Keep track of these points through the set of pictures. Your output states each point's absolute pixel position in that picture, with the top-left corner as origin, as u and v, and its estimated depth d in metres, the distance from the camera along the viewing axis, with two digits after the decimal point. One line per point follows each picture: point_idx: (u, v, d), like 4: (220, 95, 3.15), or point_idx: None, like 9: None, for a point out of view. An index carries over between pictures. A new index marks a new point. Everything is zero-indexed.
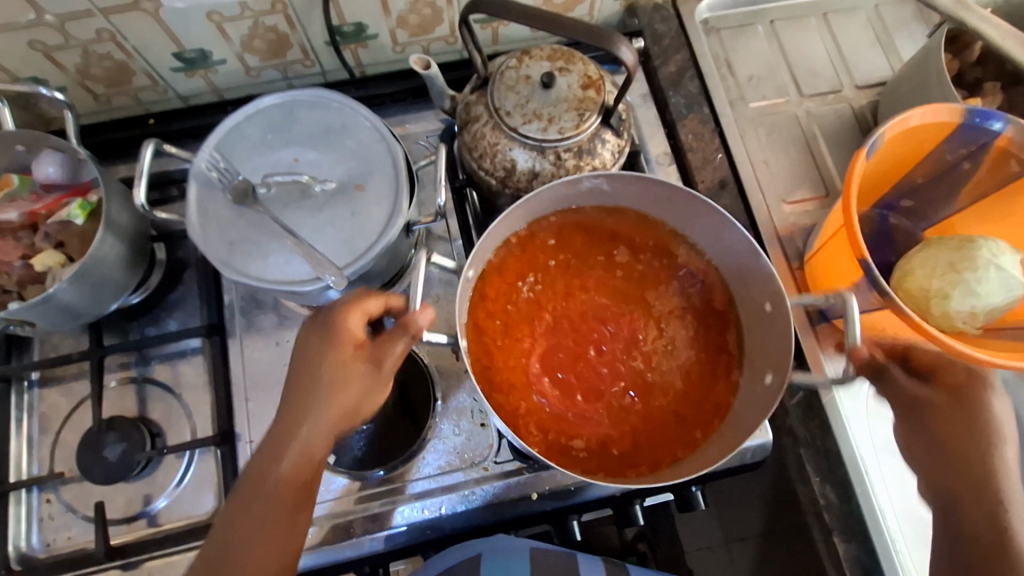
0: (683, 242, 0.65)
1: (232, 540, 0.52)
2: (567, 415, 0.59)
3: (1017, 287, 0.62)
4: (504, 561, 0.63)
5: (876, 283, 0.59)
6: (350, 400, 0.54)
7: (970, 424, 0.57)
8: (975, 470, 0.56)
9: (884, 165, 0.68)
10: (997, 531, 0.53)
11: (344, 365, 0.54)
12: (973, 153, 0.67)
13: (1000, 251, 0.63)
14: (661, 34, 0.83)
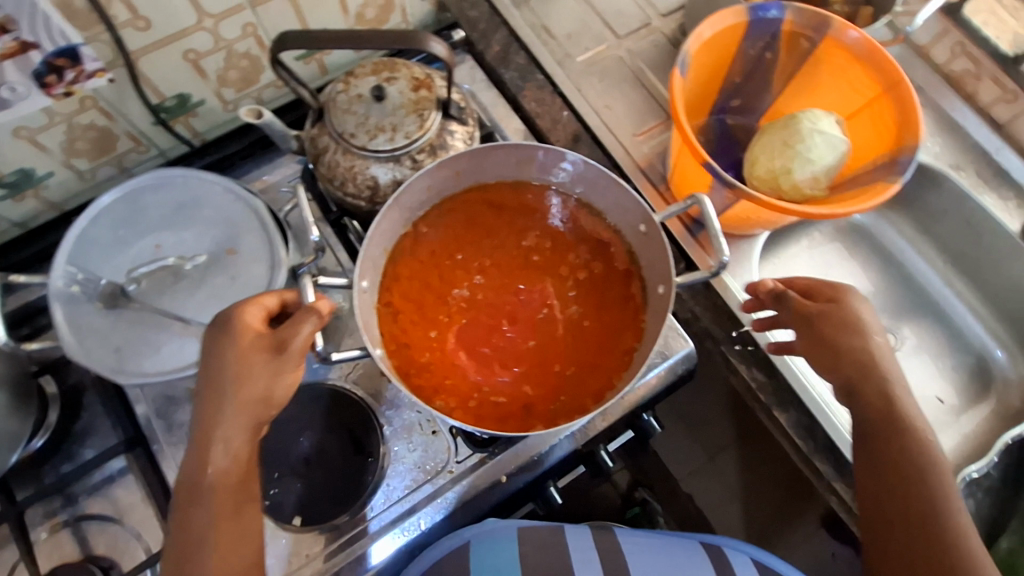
0: (579, 204, 0.65)
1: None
2: (484, 379, 0.59)
3: (839, 143, 0.70)
4: (490, 543, 0.64)
5: (725, 181, 0.65)
6: (259, 387, 0.53)
7: (850, 325, 0.62)
8: (859, 364, 0.62)
9: (703, 76, 0.75)
10: (889, 414, 0.60)
11: (252, 349, 0.54)
12: (769, 42, 0.74)
13: (817, 118, 0.71)
14: (475, 20, 0.87)
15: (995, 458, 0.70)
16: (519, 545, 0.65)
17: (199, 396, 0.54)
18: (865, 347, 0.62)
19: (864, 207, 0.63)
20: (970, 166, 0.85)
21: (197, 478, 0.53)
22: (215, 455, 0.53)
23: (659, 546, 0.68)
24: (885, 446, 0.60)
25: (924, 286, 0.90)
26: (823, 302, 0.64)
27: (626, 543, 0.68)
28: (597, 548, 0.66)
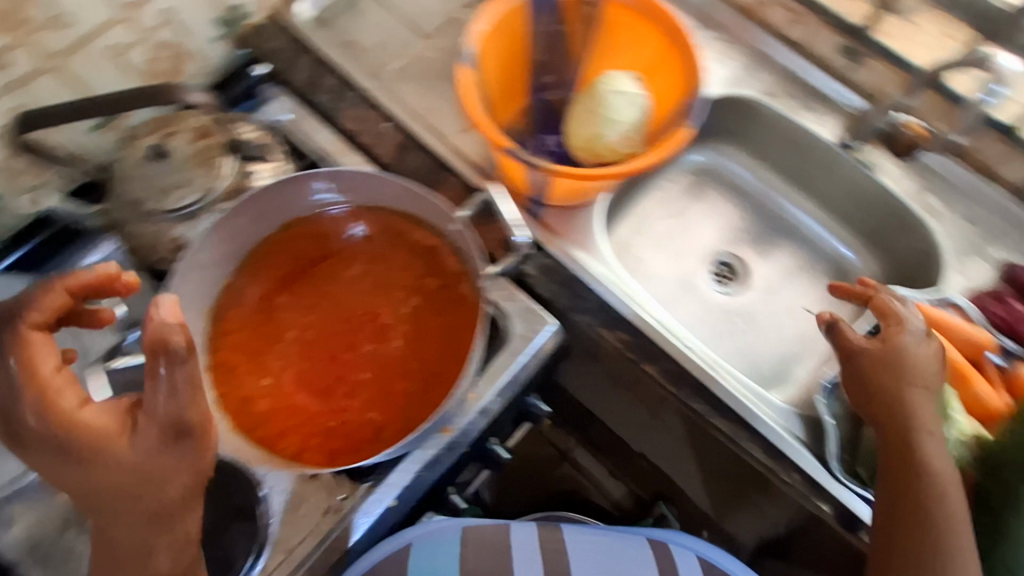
0: (396, 216, 0.65)
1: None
2: (327, 414, 0.58)
3: (640, 98, 0.71)
4: (433, 546, 0.71)
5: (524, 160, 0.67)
6: (180, 476, 0.44)
7: (897, 367, 0.62)
8: (889, 404, 0.61)
9: (501, 61, 0.75)
10: (908, 447, 0.59)
11: (144, 452, 0.43)
12: (556, 16, 0.75)
13: (614, 79, 0.72)
14: (275, 51, 0.85)
15: None
16: (461, 546, 0.72)
17: (98, 516, 0.45)
18: (900, 393, 0.61)
19: (663, 154, 0.65)
20: (781, 89, 0.89)
21: None
22: None
23: (603, 546, 0.75)
24: (893, 476, 0.59)
25: (772, 210, 0.97)
26: (891, 340, 0.63)
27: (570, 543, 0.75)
28: (539, 547, 0.74)
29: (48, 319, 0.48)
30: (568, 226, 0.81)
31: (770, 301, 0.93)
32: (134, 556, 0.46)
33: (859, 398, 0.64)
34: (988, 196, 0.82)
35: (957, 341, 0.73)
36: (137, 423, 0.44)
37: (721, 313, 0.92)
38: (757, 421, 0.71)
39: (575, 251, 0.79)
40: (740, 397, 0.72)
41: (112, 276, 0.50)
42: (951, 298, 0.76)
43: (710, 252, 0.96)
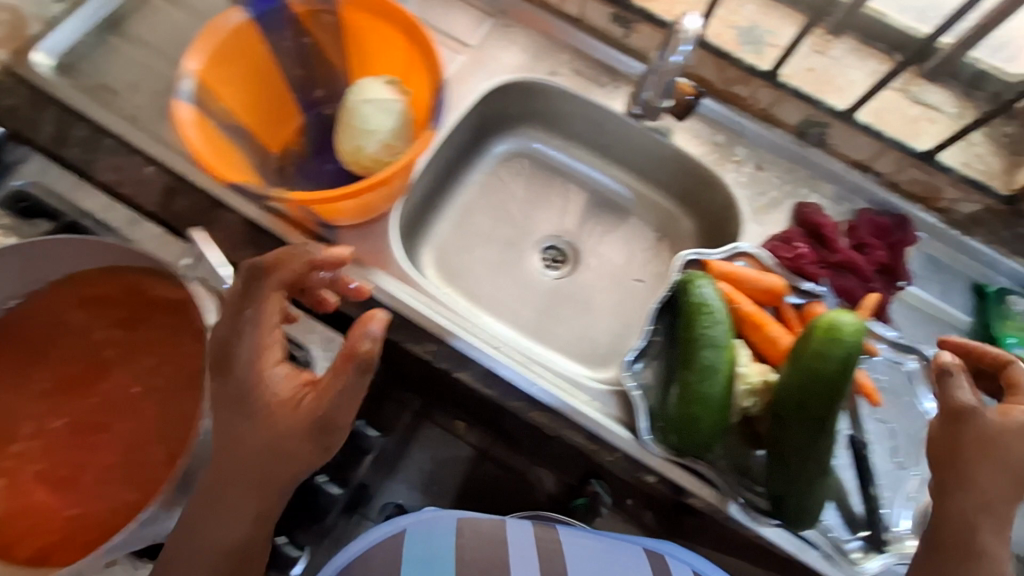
0: (122, 274, 0.59)
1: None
2: (69, 507, 0.54)
3: (392, 104, 0.68)
4: (427, 534, 0.66)
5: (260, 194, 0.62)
6: (302, 452, 0.51)
7: (994, 450, 0.53)
8: (965, 480, 0.53)
9: (243, 87, 0.70)
10: (964, 534, 0.53)
11: (295, 423, 0.50)
12: (297, 29, 0.71)
13: (365, 87, 0.69)
14: (11, 108, 0.76)
15: (650, 326, 0.73)
16: (456, 537, 0.66)
17: (211, 469, 0.51)
18: (982, 474, 0.53)
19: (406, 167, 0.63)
20: (566, 67, 0.87)
21: (197, 545, 0.51)
22: (222, 534, 0.51)
23: (597, 550, 0.68)
24: (942, 558, 0.53)
25: (592, 184, 0.96)
26: (1016, 419, 0.53)
27: (567, 540, 0.70)
28: (535, 540, 0.68)
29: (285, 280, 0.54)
30: (363, 244, 0.77)
31: (602, 277, 0.92)
32: (214, 515, 0.51)
33: (937, 456, 0.56)
34: (775, 140, 0.83)
35: (747, 289, 0.73)
36: (302, 402, 0.51)
37: (553, 299, 0.91)
38: (569, 410, 0.72)
39: (368, 270, 0.75)
40: (549, 388, 0.72)
41: (341, 259, 0.56)
42: (744, 247, 0.76)
43: (535, 237, 0.94)
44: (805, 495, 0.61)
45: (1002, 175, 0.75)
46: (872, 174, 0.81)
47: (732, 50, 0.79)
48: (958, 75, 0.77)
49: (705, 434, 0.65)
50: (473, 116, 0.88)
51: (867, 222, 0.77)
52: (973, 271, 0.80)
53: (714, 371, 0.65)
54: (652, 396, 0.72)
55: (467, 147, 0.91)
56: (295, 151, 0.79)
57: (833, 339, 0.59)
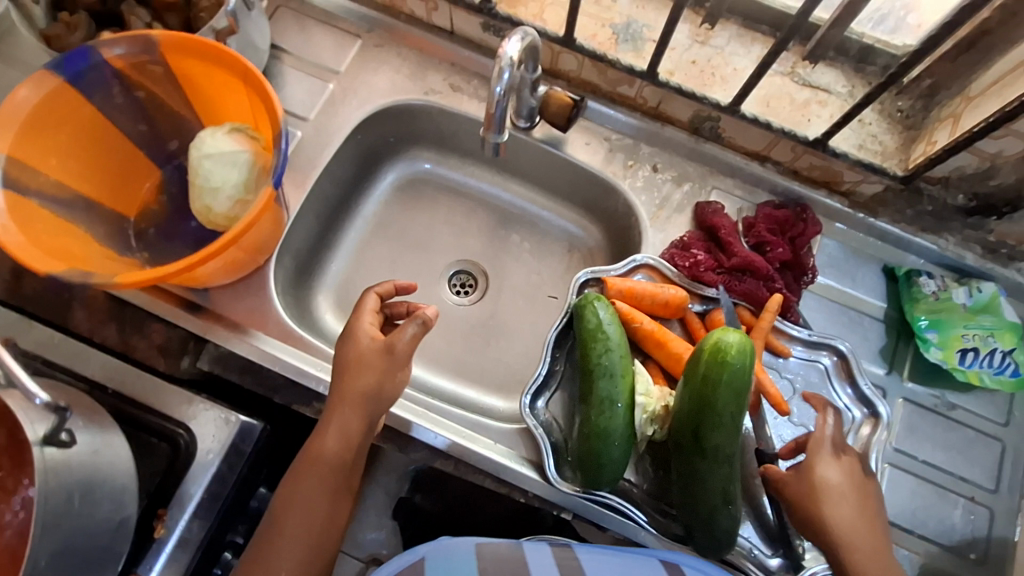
0: None
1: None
2: None
3: (236, 157, 0.63)
4: (446, 559, 0.55)
5: (89, 277, 0.56)
6: (371, 380, 0.61)
7: (811, 492, 0.59)
8: (813, 525, 0.59)
9: (73, 155, 0.64)
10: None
11: (367, 353, 0.62)
12: (124, 86, 0.65)
13: (208, 141, 0.64)
14: None
15: (552, 355, 0.69)
16: (476, 561, 0.55)
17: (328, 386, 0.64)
18: (818, 510, 0.59)
19: (243, 227, 0.58)
20: (443, 83, 0.82)
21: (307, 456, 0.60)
22: (321, 445, 0.60)
23: (621, 565, 0.56)
24: None
25: (495, 200, 0.91)
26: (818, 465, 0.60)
27: (587, 559, 0.56)
28: (555, 561, 0.55)
29: (387, 291, 0.68)
30: (238, 302, 0.71)
31: (515, 298, 0.87)
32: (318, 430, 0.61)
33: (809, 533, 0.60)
34: (669, 138, 0.79)
35: (646, 305, 0.70)
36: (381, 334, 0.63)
37: (466, 330, 0.86)
38: (474, 457, 0.68)
39: (247, 331, 0.70)
40: (450, 436, 0.68)
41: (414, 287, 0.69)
42: (641, 259, 0.72)
43: (441, 265, 0.89)
44: (713, 523, 0.58)
45: (898, 154, 0.72)
46: (771, 164, 0.78)
47: (608, 51, 0.75)
48: (846, 52, 0.73)
49: (611, 468, 0.61)
50: (351, 147, 0.82)
51: (764, 218, 0.74)
52: (882, 252, 0.77)
53: (613, 401, 0.61)
54: (558, 430, 0.68)
55: (354, 179, 0.86)
56: (155, 212, 0.72)
57: (720, 362, 0.56)
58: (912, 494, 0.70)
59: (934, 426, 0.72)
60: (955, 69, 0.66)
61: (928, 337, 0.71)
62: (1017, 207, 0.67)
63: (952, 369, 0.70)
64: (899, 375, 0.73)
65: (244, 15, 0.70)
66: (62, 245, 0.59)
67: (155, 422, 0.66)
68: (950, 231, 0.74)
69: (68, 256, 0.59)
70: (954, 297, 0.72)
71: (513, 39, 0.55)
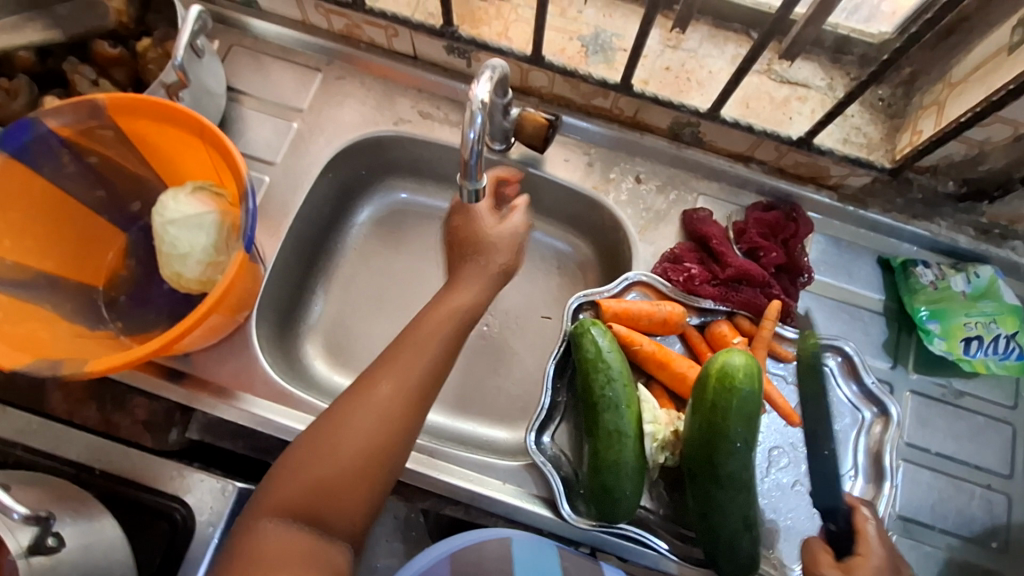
0: None
1: (313, 474, 0.51)
2: None
3: (202, 220, 0.60)
4: (531, 548, 0.61)
5: (54, 367, 0.53)
6: (500, 259, 0.62)
7: None
8: None
9: (29, 232, 0.61)
10: None
11: (493, 229, 0.63)
12: (74, 153, 0.62)
13: (171, 204, 0.60)
14: None
15: (553, 386, 0.67)
16: (559, 559, 0.61)
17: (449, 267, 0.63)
18: None
19: (217, 294, 0.55)
20: (412, 111, 0.79)
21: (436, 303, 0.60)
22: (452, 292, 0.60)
23: None
24: None
25: None
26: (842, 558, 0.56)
27: None
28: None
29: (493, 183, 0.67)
30: (222, 366, 0.68)
31: (510, 323, 0.84)
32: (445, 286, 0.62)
33: None
34: (650, 147, 0.77)
35: (644, 325, 0.68)
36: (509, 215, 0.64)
37: (462, 358, 0.82)
38: (484, 500, 0.66)
39: (233, 395, 0.67)
40: (456, 482, 0.66)
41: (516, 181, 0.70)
42: (634, 277, 0.70)
43: None
44: (736, 549, 0.57)
45: (884, 145, 0.70)
46: (756, 164, 0.76)
47: (578, 65, 0.73)
48: (821, 44, 0.71)
49: (625, 502, 0.59)
50: (323, 186, 0.79)
51: (755, 221, 0.72)
52: (875, 243, 0.75)
53: (621, 434, 0.59)
54: (567, 464, 0.66)
55: (330, 218, 0.83)
56: (123, 277, 0.68)
57: (728, 388, 0.55)
58: (929, 488, 0.69)
59: (944, 417, 0.71)
60: (935, 55, 0.66)
61: (930, 328, 0.70)
62: (1008, 190, 0.66)
63: (957, 359, 0.69)
64: (904, 369, 0.72)
65: (194, 64, 0.66)
66: (25, 331, 0.56)
67: (149, 497, 0.62)
68: (942, 216, 0.73)
69: (31, 343, 0.56)
70: (952, 285, 0.71)
71: (483, 81, 0.52)
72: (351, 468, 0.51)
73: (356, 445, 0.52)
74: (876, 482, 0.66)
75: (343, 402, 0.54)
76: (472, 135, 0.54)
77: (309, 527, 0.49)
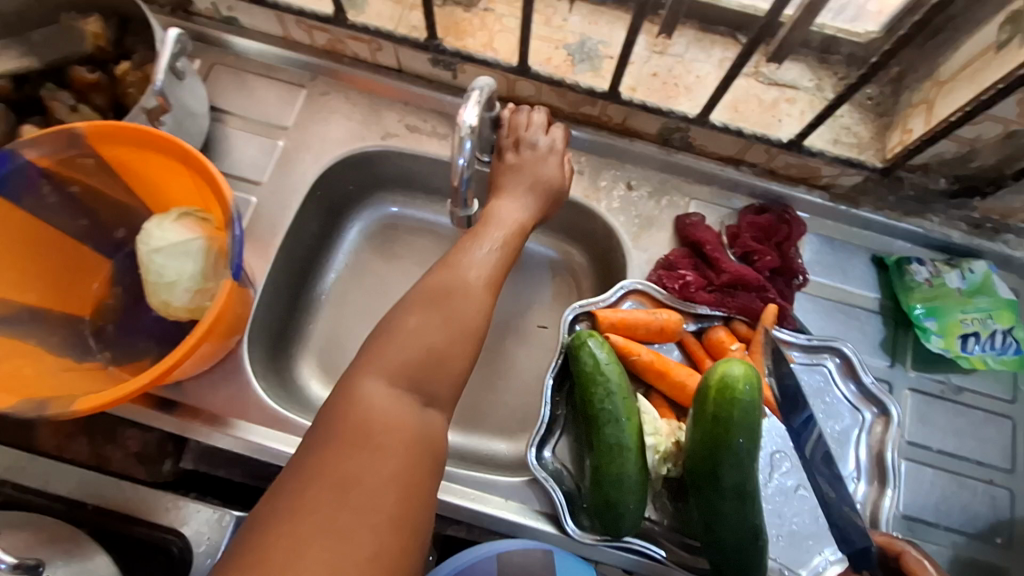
0: None
1: (418, 341, 0.48)
2: None
3: (189, 249, 0.59)
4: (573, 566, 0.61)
5: (41, 405, 0.52)
6: (553, 202, 0.65)
7: None
8: None
9: (10, 266, 0.59)
10: None
11: (552, 175, 0.65)
12: (54, 184, 0.60)
13: (156, 231, 0.59)
14: None
15: (552, 400, 0.66)
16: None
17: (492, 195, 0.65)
18: None
19: (207, 323, 0.54)
20: (399, 124, 0.78)
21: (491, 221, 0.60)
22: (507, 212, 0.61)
23: None
24: None
25: None
26: None
27: None
28: None
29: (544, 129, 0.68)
30: (214, 393, 0.67)
31: (505, 335, 0.83)
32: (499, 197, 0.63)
33: None
34: (640, 153, 0.76)
35: (641, 334, 0.67)
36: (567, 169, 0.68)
37: None
38: (486, 519, 0.65)
39: (226, 423, 0.66)
40: (458, 501, 0.65)
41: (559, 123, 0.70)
42: (630, 285, 0.70)
43: None
44: (743, 559, 0.56)
45: (874, 144, 0.70)
46: (747, 166, 0.75)
47: (565, 75, 0.72)
48: (808, 45, 0.71)
49: (629, 516, 0.59)
50: (312, 204, 0.78)
51: (748, 225, 0.72)
52: (869, 241, 0.75)
53: (623, 447, 0.59)
54: (569, 478, 0.65)
55: (319, 236, 0.82)
56: (110, 306, 0.67)
57: (729, 400, 0.54)
58: (932, 487, 0.68)
59: (945, 414, 0.70)
60: (923, 53, 0.66)
61: (926, 325, 0.70)
62: (999, 186, 0.66)
63: (955, 356, 0.69)
64: (902, 367, 0.72)
65: (175, 87, 0.65)
66: (10, 368, 0.55)
67: (145, 531, 0.61)
68: (934, 212, 0.73)
69: (16, 381, 0.54)
70: (947, 281, 0.71)
71: (471, 106, 0.52)
72: (457, 344, 0.49)
73: (463, 320, 0.51)
74: (879, 483, 0.65)
75: (442, 276, 0.53)
76: (462, 161, 0.54)
77: (415, 400, 0.46)
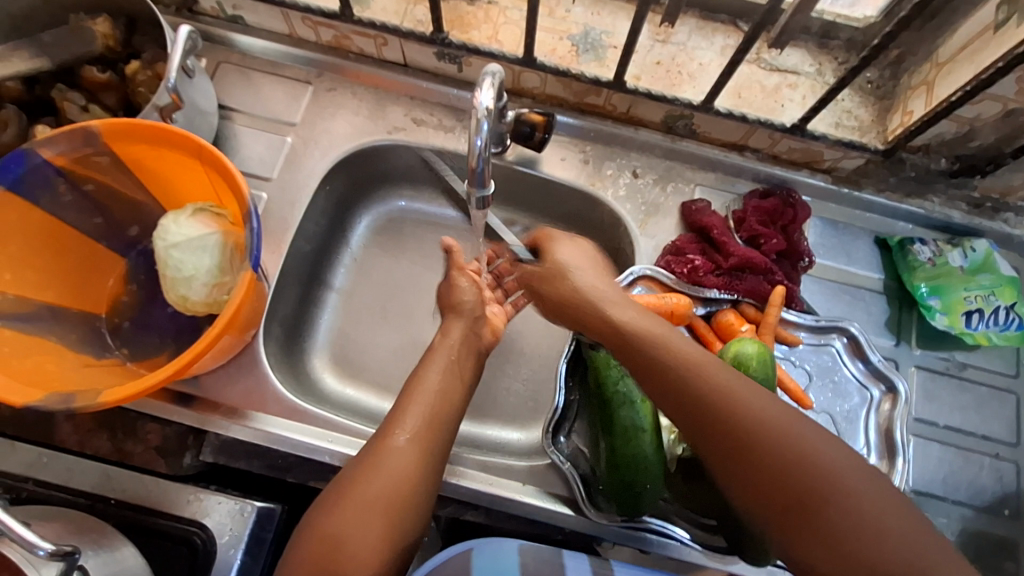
0: None
1: (331, 525, 0.47)
2: None
3: (206, 243, 0.59)
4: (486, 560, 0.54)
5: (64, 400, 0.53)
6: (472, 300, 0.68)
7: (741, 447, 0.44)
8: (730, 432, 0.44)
9: (29, 264, 0.60)
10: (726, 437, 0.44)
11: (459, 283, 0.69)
12: (70, 181, 0.61)
13: (172, 227, 0.60)
14: None
15: (565, 386, 0.67)
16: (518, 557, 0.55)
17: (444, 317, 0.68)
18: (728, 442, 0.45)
19: (228, 315, 0.54)
20: (406, 118, 0.79)
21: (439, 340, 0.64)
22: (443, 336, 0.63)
23: None
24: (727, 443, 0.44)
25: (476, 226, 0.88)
26: None
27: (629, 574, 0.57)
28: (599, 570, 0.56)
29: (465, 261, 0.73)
30: (232, 386, 0.67)
31: (516, 325, 0.84)
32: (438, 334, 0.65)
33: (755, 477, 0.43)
34: (644, 141, 0.77)
35: None
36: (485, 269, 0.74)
37: None
38: (504, 502, 0.66)
39: (246, 415, 0.66)
40: (476, 486, 0.66)
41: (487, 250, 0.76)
42: (639, 271, 0.70)
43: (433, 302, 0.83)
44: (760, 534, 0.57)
45: (876, 126, 0.72)
46: (751, 152, 0.77)
47: (570, 65, 0.73)
48: (808, 30, 0.72)
49: (646, 495, 0.60)
50: (321, 199, 0.79)
51: (753, 210, 0.73)
52: (872, 223, 0.76)
53: (638, 429, 0.60)
54: (585, 461, 0.66)
55: (329, 230, 0.83)
56: (126, 303, 0.68)
57: None
58: (940, 461, 0.70)
59: (950, 389, 0.72)
60: (922, 35, 0.67)
61: (931, 304, 0.71)
62: (999, 164, 0.67)
63: (959, 333, 0.70)
64: (908, 345, 0.73)
65: (186, 85, 0.66)
66: (32, 365, 0.56)
67: (166, 524, 0.61)
68: (935, 193, 0.74)
69: (39, 376, 0.55)
70: (950, 260, 0.72)
71: (486, 89, 0.51)
72: (369, 525, 0.47)
73: (376, 500, 0.49)
74: (889, 458, 0.66)
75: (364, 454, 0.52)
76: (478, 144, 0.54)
77: None
